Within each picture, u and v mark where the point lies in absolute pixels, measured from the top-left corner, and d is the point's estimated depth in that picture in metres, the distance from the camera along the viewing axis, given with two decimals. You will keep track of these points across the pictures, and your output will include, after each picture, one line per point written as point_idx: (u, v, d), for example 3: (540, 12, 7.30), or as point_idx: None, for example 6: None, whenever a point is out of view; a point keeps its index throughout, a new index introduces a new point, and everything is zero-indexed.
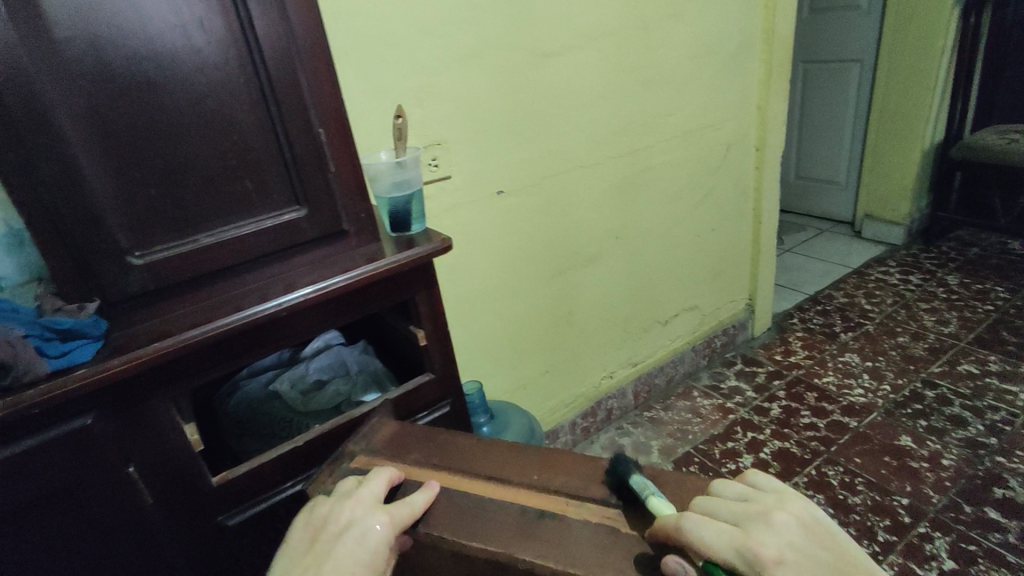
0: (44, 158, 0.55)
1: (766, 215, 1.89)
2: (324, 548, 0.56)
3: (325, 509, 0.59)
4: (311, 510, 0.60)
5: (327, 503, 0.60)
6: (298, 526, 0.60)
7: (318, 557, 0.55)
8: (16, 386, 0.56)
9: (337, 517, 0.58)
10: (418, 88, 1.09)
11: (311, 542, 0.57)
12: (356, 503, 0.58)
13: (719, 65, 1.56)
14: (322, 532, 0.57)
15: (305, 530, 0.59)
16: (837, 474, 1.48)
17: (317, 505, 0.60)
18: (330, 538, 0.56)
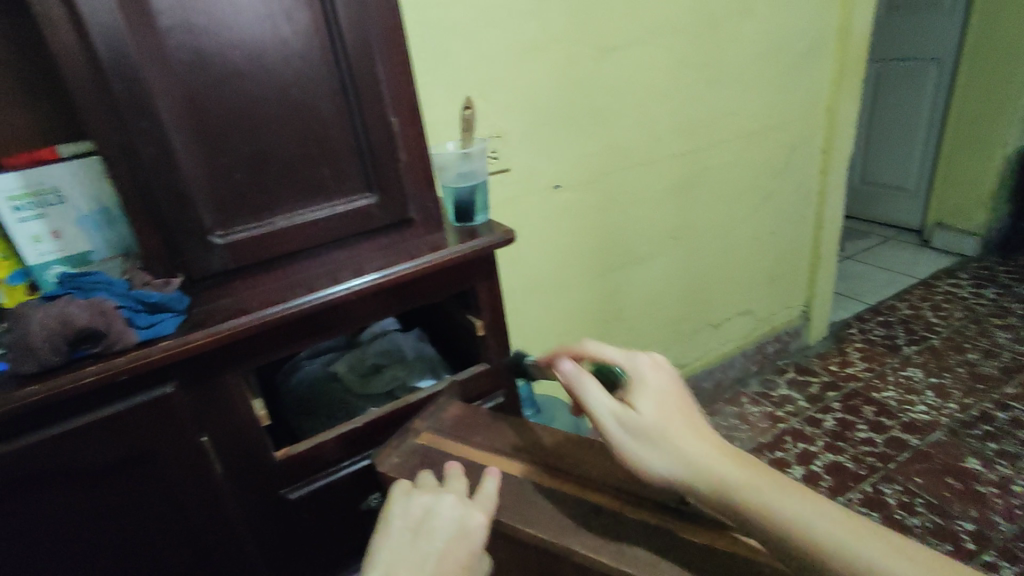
0: (144, 141, 0.59)
1: (830, 220, 1.81)
2: (434, 541, 0.54)
3: (427, 500, 0.57)
4: (408, 499, 0.58)
5: (428, 493, 0.58)
6: (397, 514, 0.57)
7: (427, 551, 0.53)
8: (108, 353, 0.59)
9: (439, 512, 0.56)
10: (482, 80, 1.10)
11: (416, 533, 0.55)
12: (459, 499, 0.57)
13: (789, 63, 1.51)
14: (428, 523, 0.55)
15: (404, 523, 0.56)
16: (895, 493, 1.42)
17: (415, 493, 0.58)
18: (439, 530, 0.55)
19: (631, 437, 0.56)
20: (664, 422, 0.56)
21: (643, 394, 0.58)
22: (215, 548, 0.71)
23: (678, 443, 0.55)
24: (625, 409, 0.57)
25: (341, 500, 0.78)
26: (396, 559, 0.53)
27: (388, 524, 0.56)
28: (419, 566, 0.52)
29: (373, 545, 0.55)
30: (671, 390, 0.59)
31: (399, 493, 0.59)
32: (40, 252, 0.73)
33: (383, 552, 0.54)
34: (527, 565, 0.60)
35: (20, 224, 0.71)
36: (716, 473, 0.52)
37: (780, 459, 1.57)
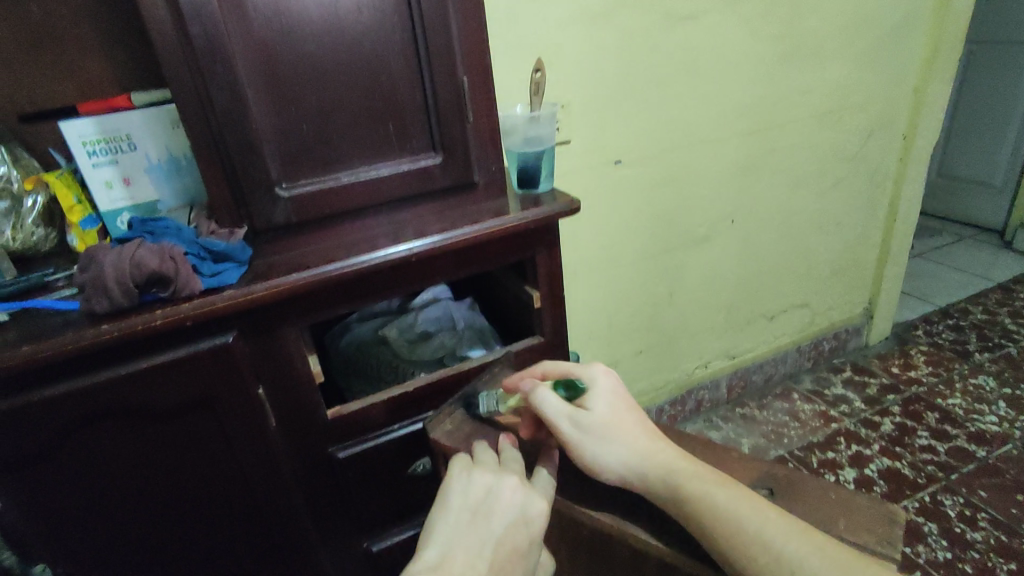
0: (216, 87, 0.58)
1: (905, 213, 1.70)
2: (494, 526, 0.51)
3: (489, 480, 0.54)
4: (468, 477, 0.55)
5: (489, 473, 0.55)
6: (456, 492, 0.54)
7: (486, 537, 0.51)
8: (174, 297, 0.60)
9: (500, 496, 0.53)
10: (549, 45, 1.06)
11: (476, 515, 0.52)
12: (521, 483, 0.54)
13: (876, 40, 1.40)
14: (488, 507, 0.53)
15: (463, 504, 0.53)
16: (956, 505, 1.34)
17: (475, 471, 0.55)
18: (499, 516, 0.52)
19: (583, 437, 0.56)
20: (610, 424, 0.57)
21: (592, 395, 0.59)
22: (266, 498, 0.72)
23: (627, 442, 0.56)
24: (578, 410, 0.58)
25: (389, 462, 0.78)
26: (453, 541, 0.50)
27: (446, 501, 0.53)
28: (477, 552, 0.50)
29: (429, 522, 0.53)
30: (618, 391, 0.60)
31: (458, 469, 0.56)
32: (112, 197, 0.75)
33: (440, 532, 0.51)
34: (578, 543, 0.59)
35: (94, 169, 0.73)
36: (670, 474, 0.53)
37: (831, 460, 1.50)
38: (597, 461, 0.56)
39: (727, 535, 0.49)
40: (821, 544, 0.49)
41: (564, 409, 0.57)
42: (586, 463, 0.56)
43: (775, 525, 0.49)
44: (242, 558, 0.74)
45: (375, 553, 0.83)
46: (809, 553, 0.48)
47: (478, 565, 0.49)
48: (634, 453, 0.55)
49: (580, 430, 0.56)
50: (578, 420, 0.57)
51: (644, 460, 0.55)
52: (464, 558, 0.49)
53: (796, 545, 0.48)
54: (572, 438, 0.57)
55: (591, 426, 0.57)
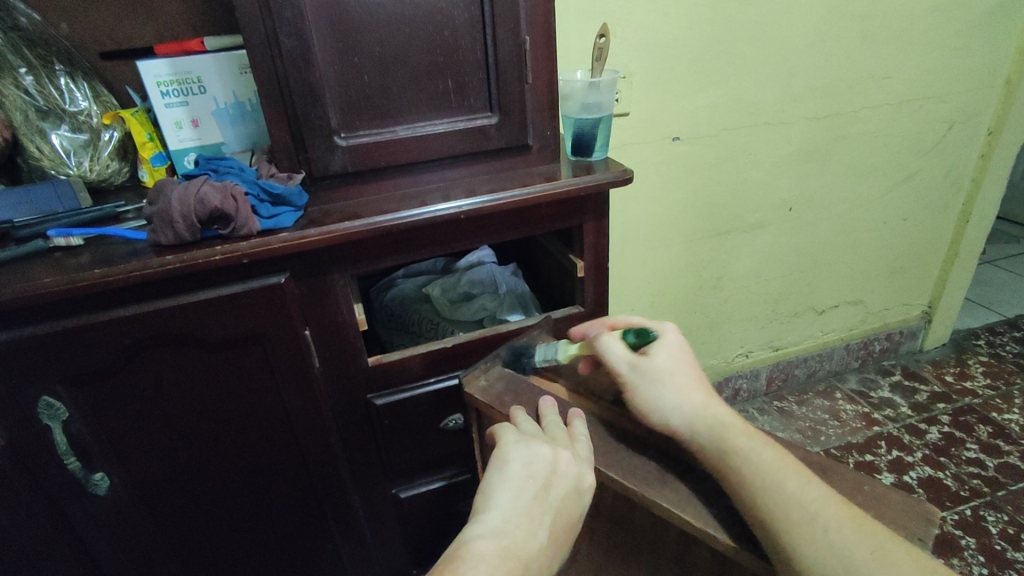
0: (285, 32, 0.59)
1: (980, 215, 1.59)
2: (553, 499, 0.51)
3: (546, 452, 0.54)
4: (525, 447, 0.54)
5: (545, 444, 0.54)
6: (515, 461, 0.53)
7: (546, 508, 0.50)
8: (233, 236, 0.62)
9: (558, 468, 0.53)
10: (614, 12, 1.02)
11: (536, 485, 0.51)
12: (574, 457, 0.54)
13: (969, 25, 1.30)
14: (547, 477, 0.52)
15: (523, 472, 0.52)
16: (998, 522, 1.28)
17: (532, 442, 0.55)
18: (558, 488, 0.51)
19: (641, 380, 0.59)
20: (673, 373, 0.59)
21: (658, 344, 0.61)
22: (306, 435, 0.75)
23: (677, 391, 0.58)
24: (639, 356, 0.60)
25: (423, 414, 0.80)
26: (513, 510, 0.50)
27: (506, 468, 0.53)
28: (536, 522, 0.50)
29: (487, 489, 0.52)
30: (685, 349, 0.62)
31: (512, 439, 0.56)
32: (180, 138, 0.78)
33: (499, 499, 0.51)
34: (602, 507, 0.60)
35: (167, 109, 0.76)
36: (718, 424, 0.55)
37: (869, 463, 1.46)
38: (649, 402, 0.58)
39: (761, 491, 0.50)
40: (859, 519, 0.48)
41: (624, 355, 0.61)
42: (642, 407, 0.58)
43: (814, 491, 0.50)
44: (280, 488, 0.79)
45: (403, 499, 0.86)
46: (844, 522, 0.48)
47: (540, 535, 0.49)
48: (687, 404, 0.57)
49: (639, 374, 0.59)
50: (637, 365, 0.60)
51: (693, 410, 0.56)
52: (525, 528, 0.49)
53: (834, 515, 0.48)
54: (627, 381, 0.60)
55: (649, 370, 0.59)
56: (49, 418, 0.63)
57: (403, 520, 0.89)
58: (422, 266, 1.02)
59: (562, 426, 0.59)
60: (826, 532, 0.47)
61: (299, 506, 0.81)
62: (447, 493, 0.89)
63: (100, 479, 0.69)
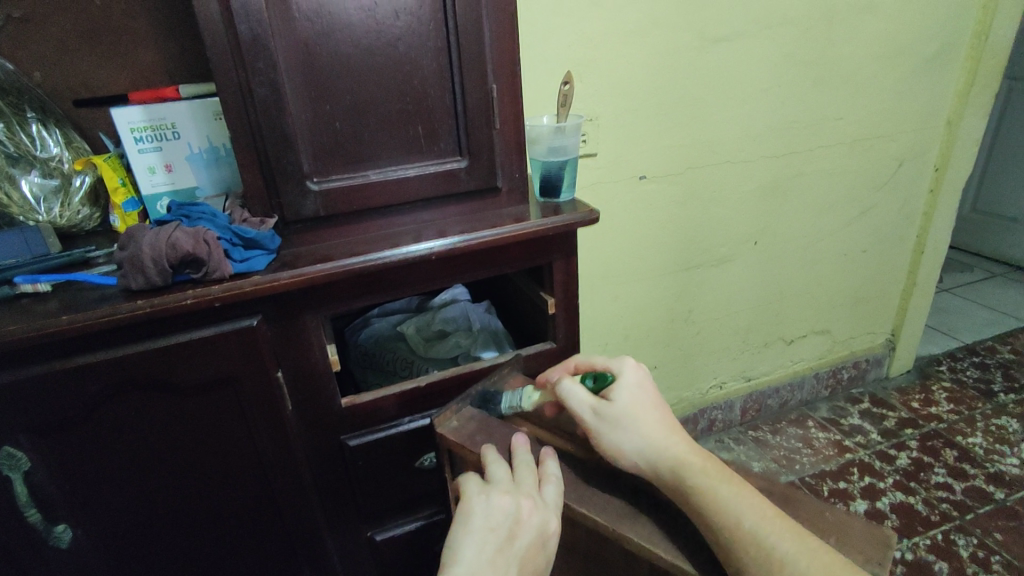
0: (258, 82, 0.61)
1: (933, 246, 1.67)
2: (515, 552, 0.51)
3: (507, 503, 0.54)
4: (488, 499, 0.54)
5: (508, 495, 0.54)
6: (477, 515, 0.54)
7: (508, 560, 0.51)
8: (205, 280, 0.63)
9: (520, 518, 0.53)
10: (580, 60, 1.08)
11: (499, 537, 0.52)
12: (536, 504, 0.54)
13: (910, 70, 1.39)
14: (510, 530, 0.52)
15: (486, 526, 0.53)
16: (968, 546, 1.31)
17: (493, 494, 0.55)
18: (521, 539, 0.52)
19: (605, 426, 0.59)
20: (636, 416, 0.59)
21: (618, 386, 0.62)
22: (280, 477, 0.74)
23: (637, 433, 0.58)
24: (602, 401, 0.60)
25: (396, 453, 0.80)
26: (477, 564, 0.50)
27: (468, 523, 0.53)
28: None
29: (450, 545, 0.53)
30: (646, 387, 0.62)
31: (474, 491, 0.56)
32: (154, 182, 0.79)
33: (462, 555, 0.51)
34: (574, 543, 0.60)
35: (140, 155, 0.77)
36: (680, 461, 0.56)
37: (843, 490, 1.48)
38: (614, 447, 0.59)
39: (730, 525, 0.51)
40: (819, 548, 0.50)
41: (585, 401, 0.61)
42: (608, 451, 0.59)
43: (774, 522, 0.51)
44: (248, 537, 0.77)
45: (378, 543, 0.85)
46: (801, 549, 0.49)
47: None
48: (650, 444, 0.57)
49: (602, 420, 0.60)
50: (601, 411, 0.60)
51: (656, 447, 0.57)
52: None
53: (794, 546, 0.49)
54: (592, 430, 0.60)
55: (611, 416, 0.59)
56: (9, 469, 0.62)
57: (378, 565, 0.87)
58: (396, 305, 1.02)
59: (533, 467, 0.59)
60: (786, 564, 0.48)
61: (272, 551, 0.79)
62: (423, 535, 0.88)
63: (62, 531, 0.67)
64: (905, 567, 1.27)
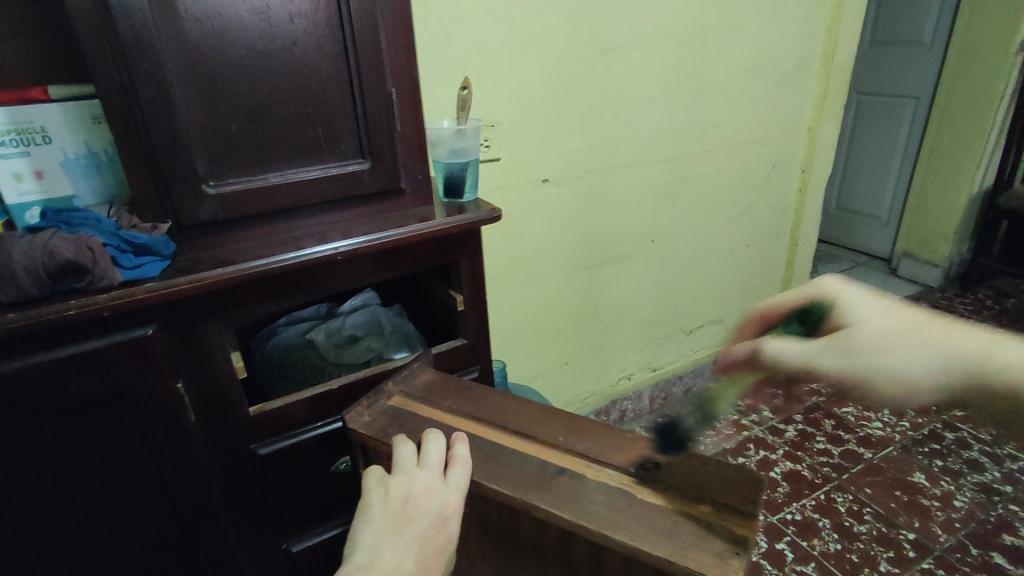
0: (144, 82, 0.60)
1: (804, 238, 1.88)
2: (413, 533, 0.55)
3: (403, 488, 0.57)
4: (385, 487, 0.58)
5: (404, 481, 0.58)
6: (375, 503, 0.57)
7: (408, 540, 0.55)
8: (90, 289, 0.60)
9: (417, 501, 0.57)
10: (479, 68, 1.12)
11: (396, 521, 0.56)
12: (434, 485, 0.57)
13: (775, 81, 1.56)
14: (406, 514, 0.56)
15: (384, 510, 0.56)
16: (846, 502, 1.47)
17: (390, 483, 0.58)
18: (418, 522, 0.56)
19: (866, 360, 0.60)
20: (866, 333, 0.60)
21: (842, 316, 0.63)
22: (183, 494, 0.71)
23: (840, 351, 0.60)
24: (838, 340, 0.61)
25: (310, 460, 0.79)
26: (376, 546, 0.54)
27: (368, 511, 0.57)
28: (401, 555, 0.53)
29: (354, 532, 0.56)
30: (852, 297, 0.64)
31: (374, 481, 0.59)
32: (21, 190, 0.73)
33: (362, 540, 0.54)
34: (491, 522, 0.63)
35: (3, 160, 0.70)
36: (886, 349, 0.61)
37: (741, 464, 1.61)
38: (835, 366, 0.60)
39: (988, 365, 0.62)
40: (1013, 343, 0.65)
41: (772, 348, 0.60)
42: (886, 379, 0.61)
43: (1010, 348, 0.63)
44: (151, 562, 0.73)
45: (295, 554, 0.83)
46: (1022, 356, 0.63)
47: (406, 564, 0.53)
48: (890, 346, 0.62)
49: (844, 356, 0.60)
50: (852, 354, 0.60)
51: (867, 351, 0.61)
52: (391, 559, 0.53)
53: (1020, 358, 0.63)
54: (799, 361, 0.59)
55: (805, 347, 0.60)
56: None
57: None
58: (305, 313, 1.00)
59: (440, 450, 0.62)
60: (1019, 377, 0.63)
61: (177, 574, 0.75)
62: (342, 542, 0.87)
63: None
64: (795, 527, 1.40)
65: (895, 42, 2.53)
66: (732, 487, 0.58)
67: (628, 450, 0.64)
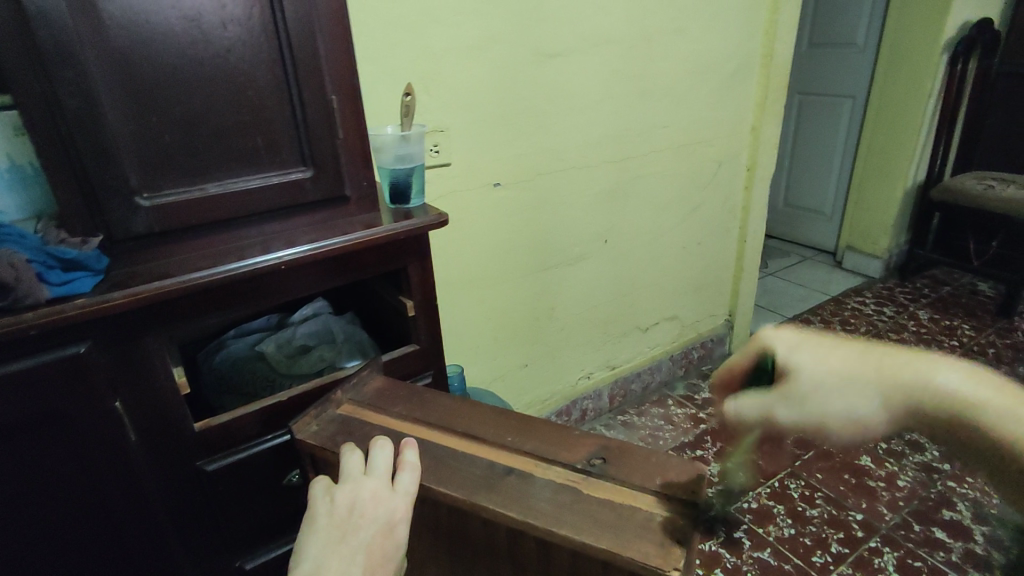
0: (66, 91, 0.58)
1: (752, 235, 1.94)
2: (360, 541, 0.54)
3: (350, 497, 0.57)
4: (331, 497, 0.57)
5: (351, 489, 0.58)
6: (320, 513, 0.56)
7: (355, 549, 0.54)
8: (16, 308, 0.57)
9: (363, 509, 0.56)
10: (425, 74, 1.12)
11: (341, 530, 0.55)
12: (382, 491, 0.58)
13: (717, 83, 1.62)
14: (353, 522, 0.56)
15: (330, 520, 0.56)
16: (798, 488, 1.53)
17: (336, 492, 0.58)
18: (364, 530, 0.55)
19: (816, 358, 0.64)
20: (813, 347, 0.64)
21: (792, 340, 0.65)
22: (125, 517, 0.68)
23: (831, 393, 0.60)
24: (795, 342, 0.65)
25: (261, 474, 0.77)
26: (321, 557, 0.53)
27: (313, 521, 0.56)
28: (348, 563, 0.53)
29: (298, 544, 0.55)
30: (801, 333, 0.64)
31: (320, 491, 0.59)
32: None
33: (307, 552, 0.53)
34: (445, 525, 0.63)
35: None
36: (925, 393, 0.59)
37: (699, 457, 1.65)
38: (843, 421, 0.59)
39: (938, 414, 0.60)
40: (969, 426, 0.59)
41: (768, 398, 0.58)
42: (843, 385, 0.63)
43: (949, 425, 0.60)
44: None
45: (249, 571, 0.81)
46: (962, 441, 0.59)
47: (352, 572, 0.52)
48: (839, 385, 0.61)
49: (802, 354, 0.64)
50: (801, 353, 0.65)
51: (884, 397, 0.59)
52: (337, 569, 0.52)
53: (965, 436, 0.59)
54: (795, 422, 0.58)
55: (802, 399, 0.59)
56: None
57: None
58: (254, 325, 0.98)
59: (387, 456, 0.62)
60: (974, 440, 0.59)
61: None
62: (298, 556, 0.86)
63: None
64: (751, 515, 1.45)
65: (831, 44, 2.65)
66: (674, 478, 0.60)
67: (576, 446, 0.66)
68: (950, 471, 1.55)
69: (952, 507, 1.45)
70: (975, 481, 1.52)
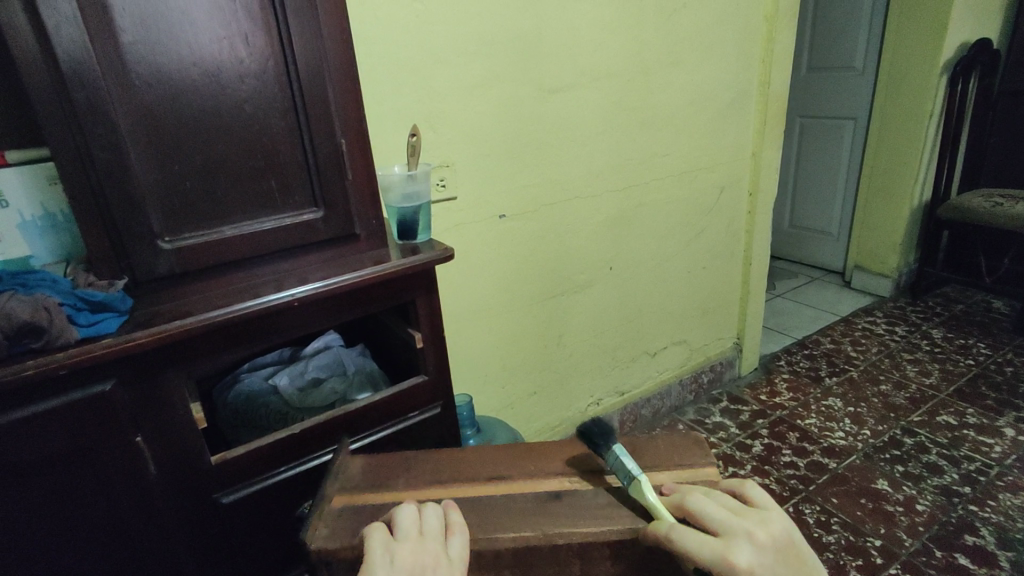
0: (99, 147, 0.62)
1: (757, 257, 1.96)
2: None
3: (412, 555, 0.56)
4: (393, 551, 0.56)
5: (413, 548, 0.57)
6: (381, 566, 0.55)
7: None
8: (47, 348, 0.61)
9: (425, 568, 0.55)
10: (430, 113, 1.17)
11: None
12: (443, 556, 0.57)
13: (716, 111, 1.66)
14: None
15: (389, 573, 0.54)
16: (814, 513, 1.51)
17: (398, 548, 0.57)
18: None
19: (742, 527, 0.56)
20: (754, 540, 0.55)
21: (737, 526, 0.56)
22: (144, 550, 0.71)
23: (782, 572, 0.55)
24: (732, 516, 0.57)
25: (274, 506, 0.79)
26: None
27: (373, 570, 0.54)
28: None
29: None
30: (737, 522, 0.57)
31: (377, 543, 0.57)
32: None
33: None
34: None
35: None
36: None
37: None
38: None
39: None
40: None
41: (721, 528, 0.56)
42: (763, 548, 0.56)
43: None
44: None
45: None
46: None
47: None
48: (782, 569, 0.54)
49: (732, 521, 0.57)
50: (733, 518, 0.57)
51: None
52: None
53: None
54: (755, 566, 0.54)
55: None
56: None
57: None
58: (267, 358, 1.01)
59: (440, 521, 0.62)
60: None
61: None
62: None
63: None
64: None
65: (829, 68, 2.70)
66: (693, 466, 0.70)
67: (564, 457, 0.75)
68: (971, 494, 1.53)
69: (973, 531, 1.42)
70: (997, 505, 1.49)
